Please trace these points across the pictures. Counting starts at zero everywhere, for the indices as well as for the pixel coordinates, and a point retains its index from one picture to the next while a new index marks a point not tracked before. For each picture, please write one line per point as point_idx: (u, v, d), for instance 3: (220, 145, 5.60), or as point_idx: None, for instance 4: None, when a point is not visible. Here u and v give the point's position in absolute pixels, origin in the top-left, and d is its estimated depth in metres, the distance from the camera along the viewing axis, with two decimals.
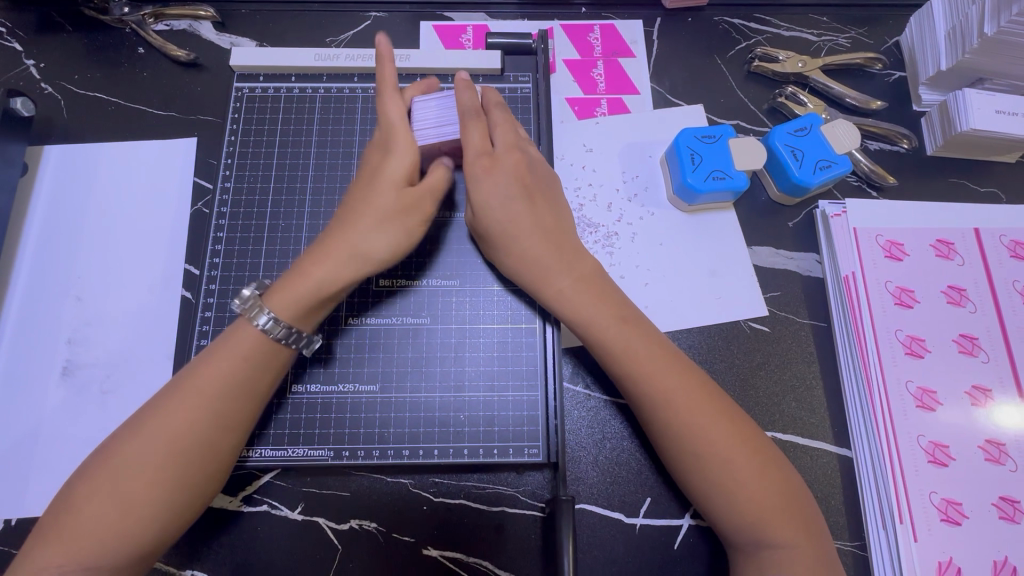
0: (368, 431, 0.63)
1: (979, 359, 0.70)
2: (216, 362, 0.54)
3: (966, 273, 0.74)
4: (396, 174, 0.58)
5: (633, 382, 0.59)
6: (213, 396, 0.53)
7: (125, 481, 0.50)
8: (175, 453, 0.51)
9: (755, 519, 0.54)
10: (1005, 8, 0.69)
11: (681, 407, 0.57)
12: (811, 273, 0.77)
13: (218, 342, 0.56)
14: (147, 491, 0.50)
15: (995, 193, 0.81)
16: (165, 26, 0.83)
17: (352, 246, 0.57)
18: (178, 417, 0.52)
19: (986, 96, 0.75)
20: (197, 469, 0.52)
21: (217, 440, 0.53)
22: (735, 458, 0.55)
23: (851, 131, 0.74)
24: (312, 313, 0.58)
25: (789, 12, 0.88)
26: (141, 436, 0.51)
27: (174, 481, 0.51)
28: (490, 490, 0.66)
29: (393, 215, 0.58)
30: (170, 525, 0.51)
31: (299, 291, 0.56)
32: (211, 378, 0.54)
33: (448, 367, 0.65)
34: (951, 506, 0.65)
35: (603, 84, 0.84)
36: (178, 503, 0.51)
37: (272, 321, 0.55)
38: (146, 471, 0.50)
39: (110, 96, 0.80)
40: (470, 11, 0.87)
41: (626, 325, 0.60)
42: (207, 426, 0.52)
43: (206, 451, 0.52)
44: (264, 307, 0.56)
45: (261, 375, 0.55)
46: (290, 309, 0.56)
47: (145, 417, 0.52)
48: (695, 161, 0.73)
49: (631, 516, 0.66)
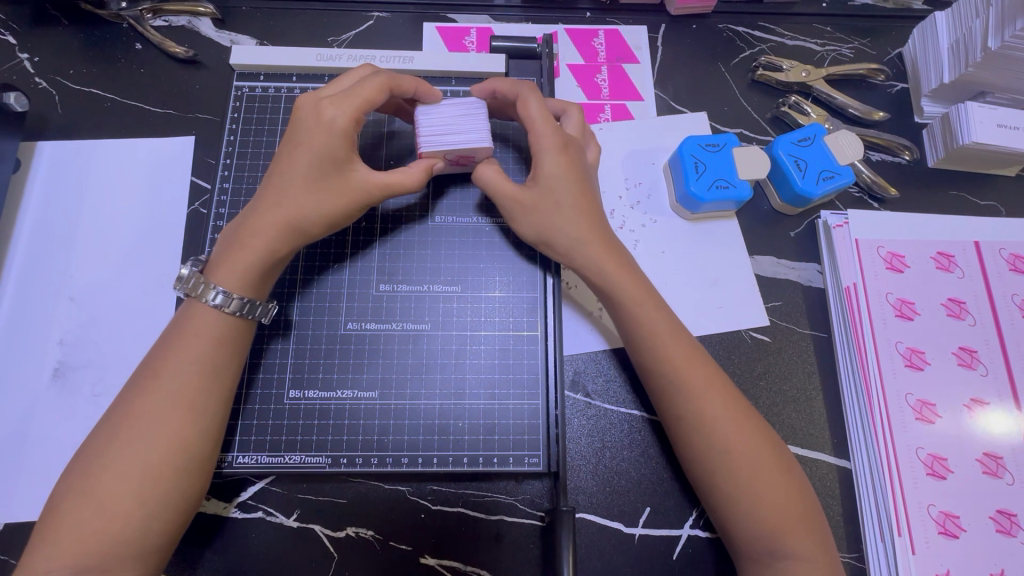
0: (367, 438, 0.62)
1: (978, 372, 0.70)
2: (179, 351, 0.54)
3: (966, 286, 0.74)
4: (329, 148, 0.59)
5: (663, 380, 0.60)
6: (180, 380, 0.53)
7: (107, 484, 0.49)
8: (154, 448, 0.50)
9: (773, 523, 0.54)
10: (1009, 24, 0.68)
11: (707, 404, 0.57)
12: (811, 284, 0.77)
13: (175, 329, 0.55)
14: (132, 492, 0.49)
15: (995, 206, 0.81)
16: (163, 21, 0.82)
17: (289, 216, 0.58)
18: (151, 408, 0.51)
19: (988, 110, 0.75)
20: (175, 464, 0.51)
21: (192, 429, 0.52)
22: (755, 455, 0.56)
23: (855, 142, 0.74)
24: (261, 283, 0.58)
25: (793, 21, 0.88)
26: (124, 433, 0.51)
27: (158, 479, 0.50)
28: (488, 498, 0.65)
29: (329, 186, 0.59)
30: (162, 526, 0.50)
31: (244, 263, 0.57)
32: (181, 361, 0.53)
33: (448, 374, 0.64)
34: (949, 518, 0.65)
35: (606, 89, 0.84)
36: (168, 502, 0.50)
37: (224, 296, 0.55)
38: (129, 468, 0.50)
39: (108, 93, 0.79)
40: (474, 14, 0.86)
41: (650, 319, 0.61)
42: (180, 415, 0.52)
43: (183, 443, 0.51)
44: (211, 284, 0.56)
45: (227, 356, 0.55)
46: (238, 279, 0.56)
47: (116, 415, 0.52)
48: (698, 170, 0.73)
49: (630, 525, 0.66)
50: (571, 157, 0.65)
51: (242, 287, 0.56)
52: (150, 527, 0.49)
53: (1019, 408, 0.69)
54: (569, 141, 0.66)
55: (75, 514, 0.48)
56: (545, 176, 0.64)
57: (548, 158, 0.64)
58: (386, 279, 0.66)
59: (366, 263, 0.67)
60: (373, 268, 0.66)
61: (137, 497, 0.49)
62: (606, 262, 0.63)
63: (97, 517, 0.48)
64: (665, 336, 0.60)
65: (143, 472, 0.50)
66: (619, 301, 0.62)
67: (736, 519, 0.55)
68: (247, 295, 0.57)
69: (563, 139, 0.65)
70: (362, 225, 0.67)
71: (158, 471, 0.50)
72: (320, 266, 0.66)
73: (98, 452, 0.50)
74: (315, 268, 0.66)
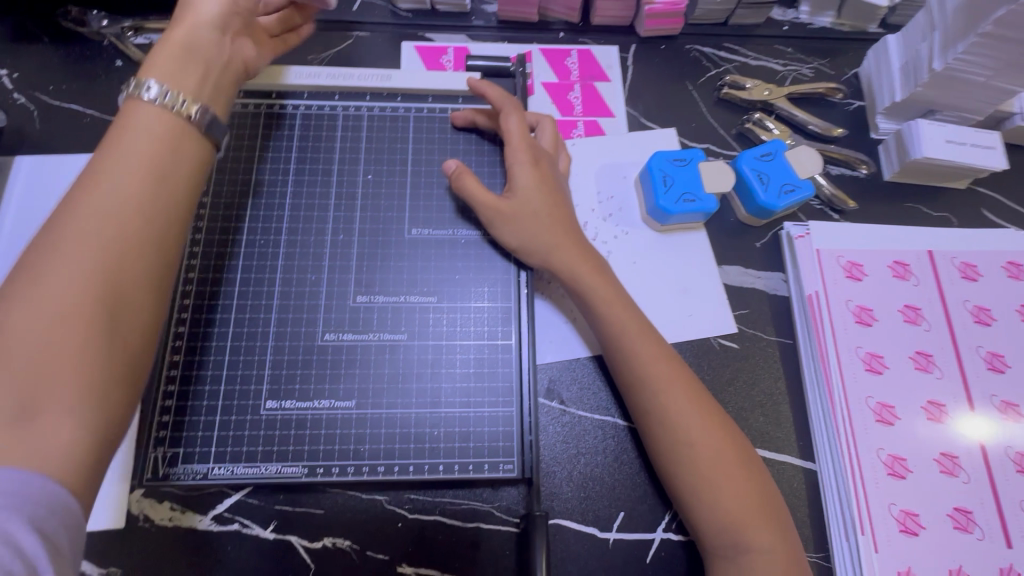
0: (343, 447, 0.62)
1: (934, 375, 0.74)
2: (114, 147, 0.49)
3: (921, 293, 0.78)
4: (188, 21, 0.58)
5: (634, 380, 0.64)
6: (116, 218, 0.46)
7: (17, 348, 0.40)
8: (115, 206, 0.46)
9: (733, 518, 0.58)
10: (952, 47, 0.73)
11: (673, 402, 0.62)
12: (777, 292, 0.80)
13: (110, 132, 0.51)
14: (51, 325, 0.41)
15: (947, 217, 0.85)
16: (144, 39, 0.83)
17: (220, 19, 0.60)
18: (74, 249, 0.44)
19: (936, 127, 0.81)
20: (133, 275, 0.46)
21: (139, 262, 0.46)
22: (718, 450, 0.60)
23: (814, 155, 0.79)
24: (187, 133, 0.53)
25: (756, 42, 0.93)
26: (33, 297, 0.42)
27: (120, 219, 0.46)
28: (465, 506, 0.66)
29: (196, 50, 0.57)
30: (133, 265, 0.46)
31: (147, 126, 0.51)
32: (112, 200, 0.46)
33: (424, 384, 0.65)
34: (909, 517, 0.68)
35: (579, 106, 0.87)
36: (130, 254, 0.46)
37: (159, 90, 0.52)
38: (49, 324, 0.41)
39: (86, 109, 0.80)
40: (451, 34, 0.89)
41: (622, 321, 0.65)
42: (119, 243, 0.45)
43: (126, 249, 0.46)
44: (142, 81, 0.52)
45: (181, 165, 0.51)
46: (152, 118, 0.51)
47: (17, 275, 0.43)
48: (666, 184, 0.76)
49: (605, 530, 0.67)
50: (543, 173, 0.71)
51: (175, 74, 0.54)
52: (124, 286, 0.45)
53: (973, 407, 0.73)
54: (541, 153, 0.72)
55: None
56: (521, 189, 0.69)
57: (522, 172, 0.70)
58: (363, 290, 0.68)
59: (343, 274, 0.68)
60: (350, 280, 0.68)
61: (88, 296, 0.43)
62: (579, 265, 0.68)
63: (24, 374, 0.40)
64: (635, 336, 0.65)
65: (104, 254, 0.45)
66: (594, 304, 0.66)
67: (701, 513, 0.59)
68: (186, 95, 0.54)
69: (536, 152, 0.71)
70: (339, 237, 0.69)
71: (92, 310, 0.43)
72: (297, 279, 0.67)
73: (1, 317, 0.41)
74: (292, 281, 0.67)
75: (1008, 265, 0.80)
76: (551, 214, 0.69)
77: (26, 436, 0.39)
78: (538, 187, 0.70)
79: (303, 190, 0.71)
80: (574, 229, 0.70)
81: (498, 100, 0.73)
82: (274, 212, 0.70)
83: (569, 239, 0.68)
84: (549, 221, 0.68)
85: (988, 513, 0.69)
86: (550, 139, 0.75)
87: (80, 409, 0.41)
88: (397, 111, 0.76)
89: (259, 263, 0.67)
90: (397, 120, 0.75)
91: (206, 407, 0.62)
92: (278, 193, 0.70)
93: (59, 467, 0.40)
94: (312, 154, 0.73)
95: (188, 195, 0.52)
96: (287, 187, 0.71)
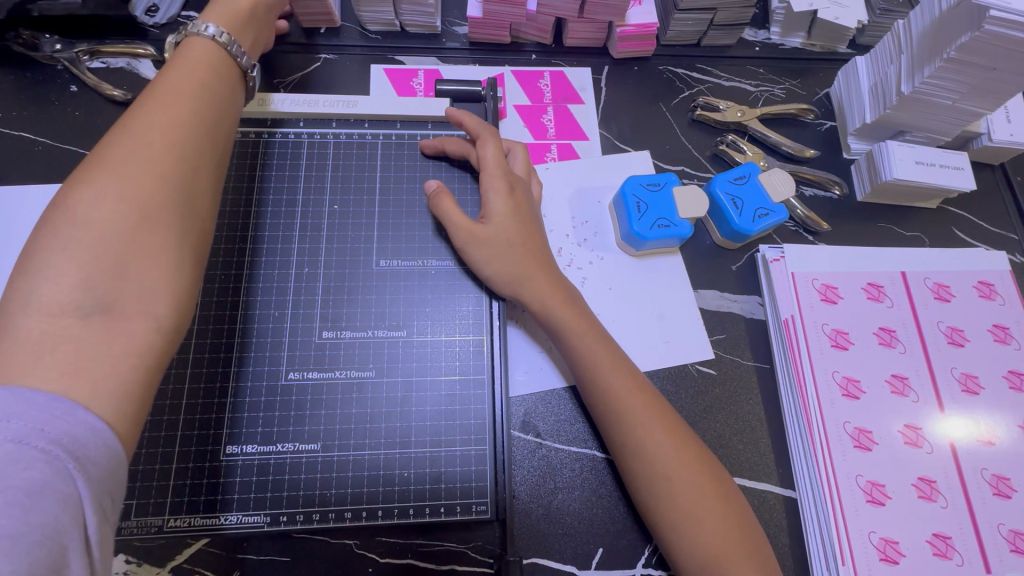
0: (309, 492, 0.60)
1: (910, 399, 0.74)
2: (177, 74, 0.53)
3: (895, 315, 0.78)
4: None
5: (607, 415, 0.63)
6: (188, 128, 0.49)
7: (101, 233, 0.41)
8: (180, 124, 0.49)
9: (714, 555, 0.56)
10: (918, 70, 0.74)
11: (648, 435, 0.60)
12: (753, 316, 0.79)
13: (171, 61, 0.55)
14: (133, 216, 0.43)
15: (919, 237, 0.86)
16: (101, 63, 0.80)
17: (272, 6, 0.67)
18: (149, 150, 0.46)
19: (905, 148, 0.81)
20: (201, 181, 0.49)
21: (204, 172, 0.49)
22: (697, 483, 0.59)
23: (787, 179, 0.78)
24: (233, 75, 0.58)
25: (728, 63, 0.93)
26: (113, 183, 0.43)
27: (188, 142, 0.48)
28: (439, 548, 0.63)
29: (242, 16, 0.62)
30: (199, 184, 0.48)
31: (207, 60, 0.56)
32: (184, 112, 0.50)
33: (394, 422, 0.63)
34: (890, 545, 0.67)
35: (552, 129, 0.86)
36: (196, 169, 0.48)
37: (221, 32, 0.58)
38: (133, 211, 0.43)
39: (38, 136, 0.76)
40: (421, 56, 0.88)
41: (594, 353, 0.64)
42: (190, 151, 0.48)
43: (195, 157, 0.48)
44: (202, 24, 0.58)
45: (231, 91, 0.56)
46: (209, 54, 0.56)
47: (90, 165, 0.44)
48: (640, 210, 0.76)
49: (583, 568, 0.65)
50: (518, 201, 0.69)
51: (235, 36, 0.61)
52: (191, 203, 0.47)
53: (943, 409, 0.73)
54: (516, 180, 0.71)
55: (60, 272, 0.39)
56: (496, 217, 0.67)
57: (497, 199, 0.68)
58: (329, 325, 0.65)
59: (309, 309, 0.66)
60: (316, 315, 0.65)
61: (164, 194, 0.45)
62: (551, 297, 0.66)
63: (107, 252, 0.41)
64: (607, 367, 0.64)
65: (176, 158, 0.47)
66: (565, 338, 0.65)
67: (682, 553, 0.58)
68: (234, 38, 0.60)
69: (511, 179, 0.70)
70: (305, 270, 0.67)
71: (172, 207, 0.45)
72: (260, 314, 0.65)
73: (76, 196, 0.42)
74: (250, 316, 0.65)
75: (980, 285, 0.81)
76: (526, 244, 0.68)
77: (105, 327, 0.39)
78: (511, 216, 0.68)
79: (270, 222, 0.69)
80: (547, 260, 0.68)
81: (472, 127, 0.71)
82: (236, 243, 0.67)
83: (541, 269, 0.67)
84: (523, 249, 0.67)
85: (967, 537, 0.68)
86: (523, 166, 0.74)
87: (157, 298, 0.42)
88: (364, 137, 0.74)
89: (219, 299, 0.65)
90: (364, 147, 0.74)
91: (162, 454, 0.59)
92: (241, 224, 0.68)
93: (129, 361, 0.40)
94: (277, 182, 0.70)
95: (235, 125, 0.55)
96: (251, 218, 0.68)
